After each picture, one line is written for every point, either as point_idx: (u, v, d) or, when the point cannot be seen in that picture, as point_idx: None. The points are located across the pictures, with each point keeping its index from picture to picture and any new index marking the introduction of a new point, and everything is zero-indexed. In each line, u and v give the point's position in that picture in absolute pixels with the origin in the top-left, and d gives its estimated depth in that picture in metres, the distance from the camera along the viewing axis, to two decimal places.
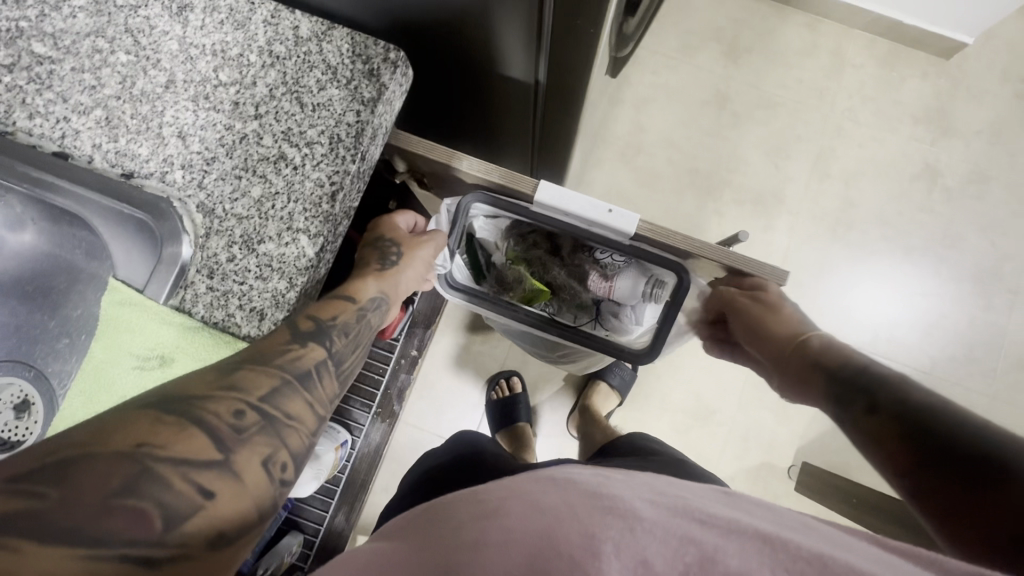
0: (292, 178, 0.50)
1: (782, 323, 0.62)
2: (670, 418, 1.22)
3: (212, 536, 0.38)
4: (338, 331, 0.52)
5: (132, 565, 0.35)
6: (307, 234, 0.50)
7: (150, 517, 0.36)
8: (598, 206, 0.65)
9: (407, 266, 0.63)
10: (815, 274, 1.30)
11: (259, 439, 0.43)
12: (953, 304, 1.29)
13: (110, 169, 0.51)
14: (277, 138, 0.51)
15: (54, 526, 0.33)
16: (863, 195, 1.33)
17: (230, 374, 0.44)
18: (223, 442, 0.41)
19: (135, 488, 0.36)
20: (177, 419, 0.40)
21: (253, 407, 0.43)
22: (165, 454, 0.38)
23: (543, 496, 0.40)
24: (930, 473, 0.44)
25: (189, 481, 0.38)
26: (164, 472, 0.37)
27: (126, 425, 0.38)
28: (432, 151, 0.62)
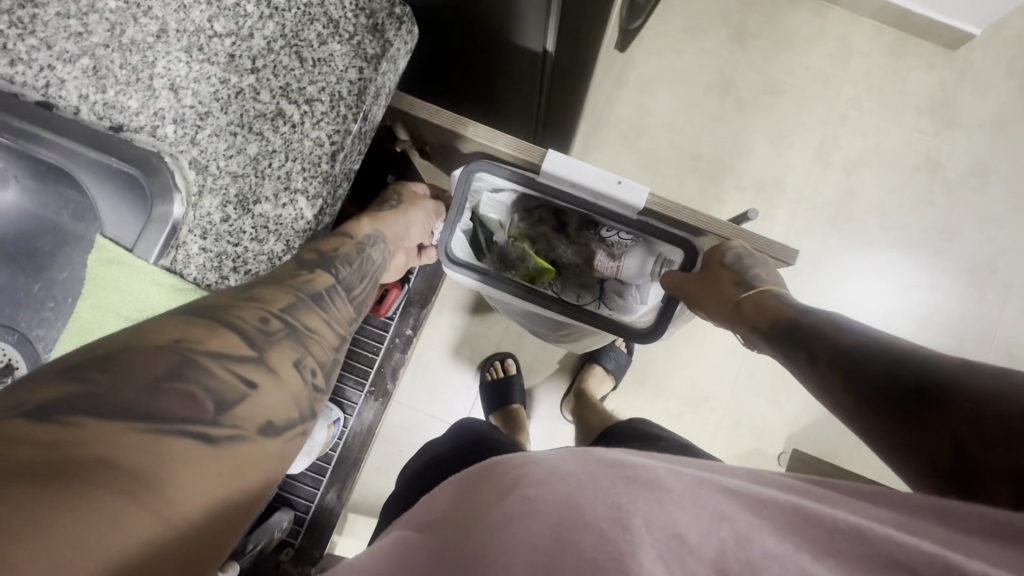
0: (290, 136, 0.48)
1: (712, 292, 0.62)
2: (664, 404, 1.22)
3: (261, 422, 0.40)
4: (346, 259, 0.53)
5: (194, 440, 0.36)
6: (305, 195, 0.48)
7: (201, 399, 0.38)
8: (606, 177, 0.63)
9: (408, 214, 0.67)
10: (813, 263, 1.29)
11: (288, 343, 0.45)
12: (949, 297, 1.29)
13: (98, 122, 0.48)
14: (274, 94, 0.48)
15: (113, 404, 0.34)
16: (865, 186, 1.32)
17: (248, 289, 0.45)
18: (255, 341, 0.43)
19: (180, 373, 0.38)
20: (209, 320, 0.41)
21: (276, 315, 0.45)
22: (202, 347, 0.40)
23: (560, 465, 0.39)
24: (882, 416, 0.46)
25: (230, 372, 0.40)
26: (204, 363, 0.39)
27: (159, 328, 0.40)
28: (437, 117, 0.59)
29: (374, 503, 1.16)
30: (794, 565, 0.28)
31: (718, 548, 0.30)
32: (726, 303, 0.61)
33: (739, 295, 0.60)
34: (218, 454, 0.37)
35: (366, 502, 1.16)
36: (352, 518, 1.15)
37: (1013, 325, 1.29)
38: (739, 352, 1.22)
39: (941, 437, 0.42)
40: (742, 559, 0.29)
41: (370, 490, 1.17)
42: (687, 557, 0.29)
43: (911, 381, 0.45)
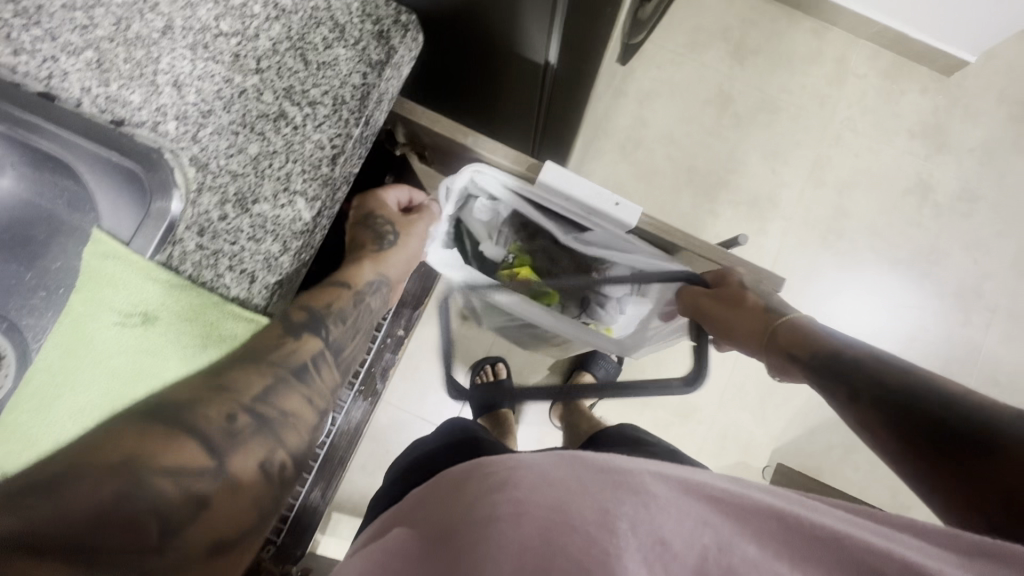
0: (291, 138, 0.48)
1: (744, 316, 0.61)
2: (652, 414, 1.23)
3: (213, 542, 0.40)
4: (340, 317, 0.53)
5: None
6: (304, 197, 0.48)
7: (144, 534, 0.37)
8: (605, 195, 0.63)
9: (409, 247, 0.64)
10: (803, 280, 1.31)
11: (255, 441, 0.44)
12: (934, 318, 1.31)
13: (98, 115, 0.48)
14: (278, 95, 0.49)
15: (51, 540, 0.34)
16: (856, 206, 1.34)
17: (221, 375, 0.44)
18: (216, 449, 0.42)
19: (125, 498, 0.37)
20: (165, 434, 0.40)
21: (245, 409, 0.44)
22: (155, 464, 0.39)
23: (550, 470, 0.39)
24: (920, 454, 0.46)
25: (178, 492, 0.39)
26: (151, 489, 0.38)
27: (113, 442, 0.39)
28: (437, 124, 0.61)
29: (358, 502, 1.16)
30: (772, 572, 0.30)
31: (701, 553, 0.31)
32: (759, 330, 0.60)
33: (773, 320, 0.60)
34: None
35: (350, 502, 1.16)
36: (335, 517, 1.15)
37: (996, 347, 1.31)
38: (727, 365, 1.23)
39: (991, 488, 0.42)
40: (723, 566, 0.30)
41: (355, 490, 1.16)
42: (670, 563, 0.30)
43: (962, 428, 0.44)
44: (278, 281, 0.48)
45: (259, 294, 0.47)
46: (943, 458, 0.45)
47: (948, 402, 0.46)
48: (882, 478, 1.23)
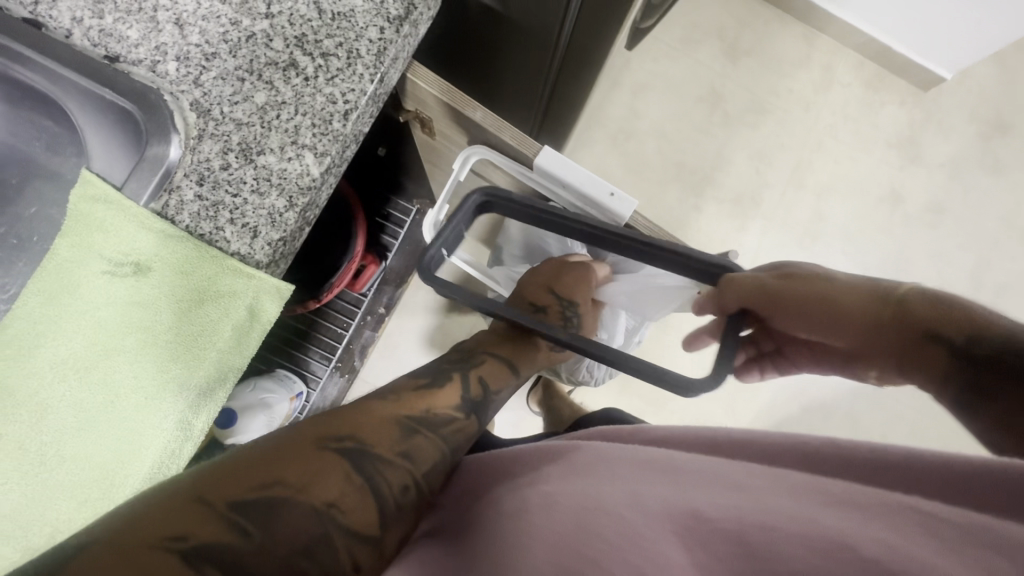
0: (302, 89, 0.46)
1: (841, 305, 0.47)
2: (627, 402, 1.25)
3: None
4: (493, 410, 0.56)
5: None
6: (313, 151, 0.46)
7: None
8: (602, 185, 0.63)
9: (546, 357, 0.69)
10: None
11: (405, 522, 0.40)
12: None
13: (91, 49, 0.45)
14: (288, 43, 0.46)
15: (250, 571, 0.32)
16: (832, 210, 1.38)
17: (405, 443, 0.43)
18: (384, 520, 0.39)
19: (312, 550, 0.35)
20: (362, 485, 0.39)
21: (416, 483, 0.42)
22: (344, 522, 0.37)
23: (580, 460, 0.41)
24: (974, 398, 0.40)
25: (349, 557, 0.36)
26: (337, 541, 0.36)
27: (325, 475, 0.37)
28: (448, 94, 0.58)
29: None
30: (812, 518, 0.28)
31: (735, 516, 0.30)
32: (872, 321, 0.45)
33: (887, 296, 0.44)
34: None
35: None
36: None
37: None
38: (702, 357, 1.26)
39: None
40: (760, 523, 0.29)
41: None
42: (703, 533, 0.30)
43: None
44: (282, 238, 0.45)
45: (260, 250, 0.44)
46: None
47: None
48: None
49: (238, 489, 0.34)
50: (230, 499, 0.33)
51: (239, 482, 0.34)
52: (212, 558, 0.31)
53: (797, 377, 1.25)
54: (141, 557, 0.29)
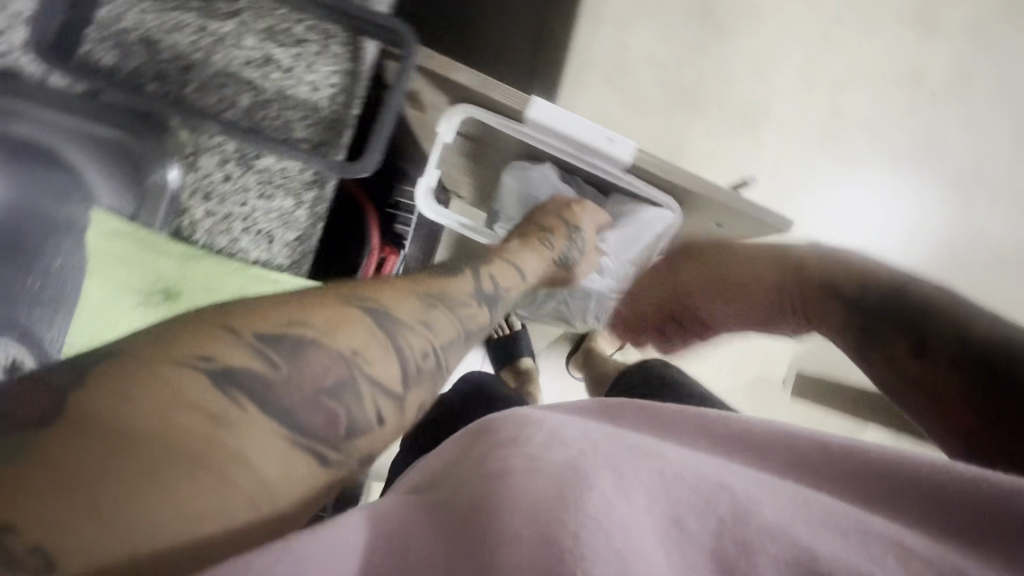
0: (285, 84, 0.45)
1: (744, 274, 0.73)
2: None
3: (363, 459, 0.37)
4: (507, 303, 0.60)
5: (316, 460, 0.34)
6: (310, 146, 0.46)
7: (338, 420, 0.36)
8: (598, 132, 0.61)
9: (535, 258, 0.69)
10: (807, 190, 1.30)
11: (423, 383, 0.43)
12: (938, 207, 1.32)
13: (71, 85, 0.44)
14: (260, 38, 0.45)
15: (282, 405, 0.34)
16: (851, 105, 1.30)
17: (427, 317, 0.45)
18: (406, 377, 0.41)
19: (338, 393, 0.36)
20: (386, 343, 0.40)
21: (434, 350, 0.44)
22: (367, 372, 0.38)
23: (562, 426, 0.39)
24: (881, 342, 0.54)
25: (375, 404, 0.38)
26: (362, 387, 0.37)
27: (350, 329, 0.39)
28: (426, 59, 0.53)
29: None
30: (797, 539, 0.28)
31: (718, 531, 0.29)
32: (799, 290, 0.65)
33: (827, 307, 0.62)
34: (330, 478, 0.35)
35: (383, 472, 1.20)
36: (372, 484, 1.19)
37: (1001, 227, 1.33)
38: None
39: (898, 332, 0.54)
40: (739, 539, 0.28)
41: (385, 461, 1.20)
42: (688, 544, 0.29)
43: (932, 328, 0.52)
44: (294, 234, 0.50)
45: (277, 248, 0.49)
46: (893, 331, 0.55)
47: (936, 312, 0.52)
48: None
49: (263, 325, 0.36)
50: (253, 331, 0.35)
51: (263, 320, 0.37)
52: (236, 382, 0.33)
53: None
54: (170, 375, 0.31)
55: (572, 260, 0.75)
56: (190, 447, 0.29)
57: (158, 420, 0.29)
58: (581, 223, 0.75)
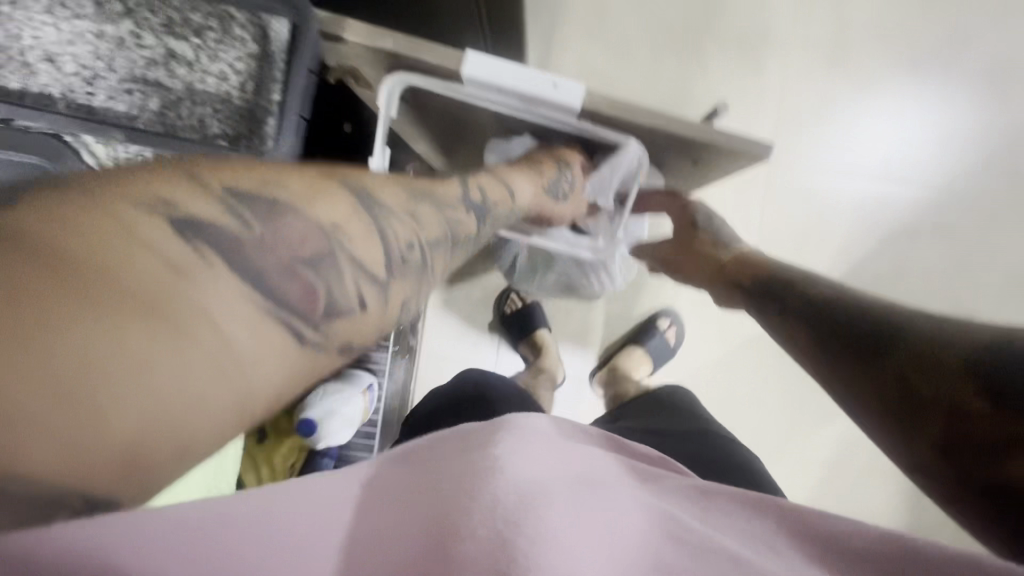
0: (193, 78, 0.54)
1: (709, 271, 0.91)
2: (673, 314, 1.35)
3: (342, 343, 0.40)
4: (494, 218, 0.65)
5: (289, 337, 0.36)
6: (226, 132, 0.54)
7: (317, 296, 0.38)
8: (542, 80, 0.62)
9: (526, 183, 0.76)
10: (820, 110, 1.30)
11: (408, 278, 0.46)
12: (966, 109, 1.31)
13: None
14: (160, 37, 0.53)
15: (250, 265, 0.35)
16: (857, 15, 1.30)
17: (414, 211, 0.49)
18: (389, 266, 0.44)
19: (318, 263, 0.38)
20: (368, 223, 0.43)
21: (419, 244, 0.48)
22: (349, 243, 0.41)
23: (540, 444, 0.41)
24: (838, 348, 0.59)
25: (355, 284, 0.41)
26: (344, 264, 0.40)
27: (334, 202, 0.42)
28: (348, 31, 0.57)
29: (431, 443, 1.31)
30: None
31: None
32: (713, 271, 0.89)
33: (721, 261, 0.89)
34: (298, 356, 0.37)
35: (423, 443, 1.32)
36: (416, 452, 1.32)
37: None
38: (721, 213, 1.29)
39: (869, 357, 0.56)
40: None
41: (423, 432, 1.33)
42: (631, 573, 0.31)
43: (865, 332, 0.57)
44: None
45: None
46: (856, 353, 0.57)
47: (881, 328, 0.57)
48: (935, 282, 1.30)
49: (234, 183, 0.38)
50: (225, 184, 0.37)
51: (236, 178, 0.38)
52: (203, 234, 0.34)
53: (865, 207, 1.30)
54: (127, 213, 0.32)
55: (557, 191, 0.82)
56: (154, 293, 0.30)
57: (122, 258, 0.30)
58: (568, 162, 0.85)
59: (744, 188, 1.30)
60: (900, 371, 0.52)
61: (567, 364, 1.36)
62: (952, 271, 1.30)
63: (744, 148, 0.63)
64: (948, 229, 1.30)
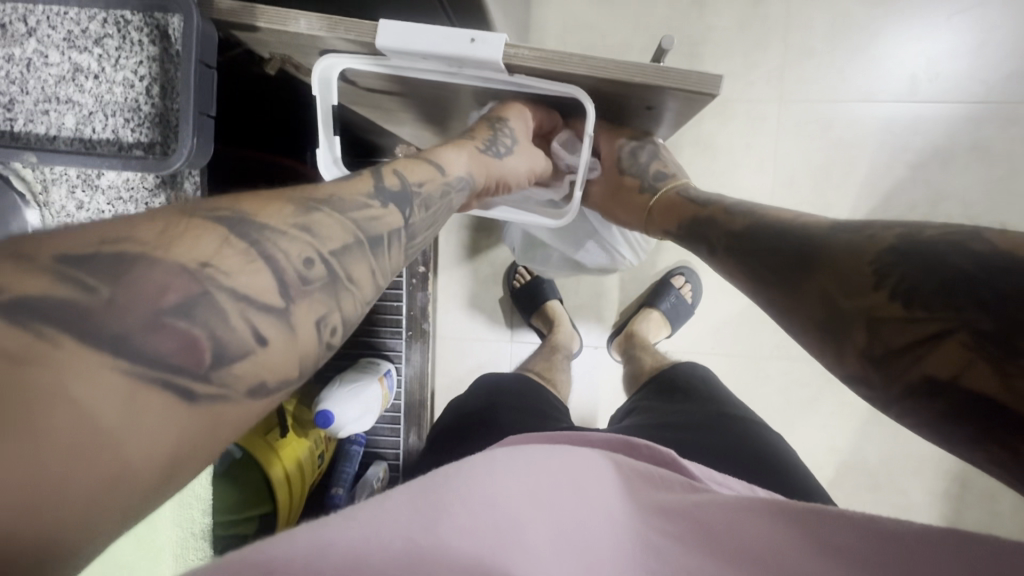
0: (99, 91, 0.55)
1: (633, 204, 0.89)
2: (695, 276, 1.28)
3: (253, 384, 0.37)
4: (422, 200, 0.58)
5: (178, 396, 0.33)
6: (138, 141, 0.55)
7: (200, 346, 0.34)
8: (461, 36, 0.59)
9: (460, 156, 0.70)
10: (831, 33, 1.19)
11: (319, 297, 0.42)
12: (1005, 9, 1.16)
13: None
14: (64, 52, 0.54)
15: (100, 334, 0.31)
16: None
17: (304, 222, 0.43)
18: (288, 288, 0.40)
19: (190, 312, 0.34)
20: (245, 248, 0.39)
21: (321, 258, 0.43)
22: (228, 282, 0.36)
23: (515, 470, 0.47)
24: (765, 274, 0.58)
25: (247, 322, 0.37)
26: (225, 302, 0.36)
27: (198, 238, 0.37)
28: (262, 18, 0.54)
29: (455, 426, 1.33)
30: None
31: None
32: (641, 212, 0.87)
33: (649, 202, 0.86)
34: (192, 414, 0.33)
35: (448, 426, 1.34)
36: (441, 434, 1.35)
37: None
38: (728, 159, 1.22)
39: (794, 273, 0.54)
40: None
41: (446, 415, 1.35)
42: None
43: (792, 243, 0.57)
44: None
45: None
46: (766, 265, 0.59)
47: (800, 237, 0.56)
48: (981, 211, 1.18)
49: (72, 249, 0.34)
50: (55, 253, 0.33)
51: (77, 242, 0.34)
52: (40, 315, 0.30)
53: (891, 132, 1.19)
54: None
55: (499, 150, 0.77)
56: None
57: None
58: (504, 118, 0.80)
59: (755, 129, 1.21)
60: (823, 287, 0.51)
61: (584, 332, 1.34)
62: (999, 197, 1.17)
63: (696, 87, 0.58)
64: (989, 143, 1.17)
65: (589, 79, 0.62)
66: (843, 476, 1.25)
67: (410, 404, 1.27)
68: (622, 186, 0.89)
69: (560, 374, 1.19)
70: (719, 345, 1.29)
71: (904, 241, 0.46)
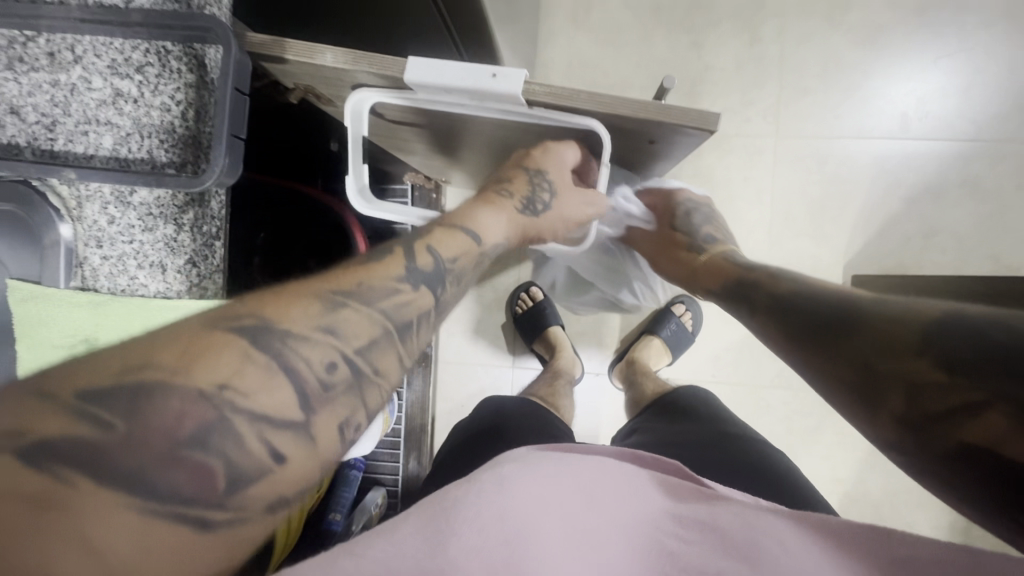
0: (137, 113, 0.58)
1: (683, 263, 0.93)
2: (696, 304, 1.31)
3: (267, 501, 0.40)
4: (454, 274, 0.61)
5: (191, 527, 0.36)
6: (172, 160, 0.58)
7: (213, 476, 0.37)
8: (481, 72, 0.62)
9: (495, 217, 0.73)
10: (825, 74, 1.24)
11: (343, 400, 0.45)
12: (989, 53, 1.21)
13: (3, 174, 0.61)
14: (106, 77, 0.57)
15: (121, 468, 0.35)
16: None
17: (330, 325, 0.46)
18: (309, 403, 0.42)
19: (203, 442, 0.37)
20: (266, 363, 0.41)
21: (348, 358, 0.46)
22: (246, 403, 0.39)
23: (535, 487, 0.48)
24: (801, 336, 0.61)
25: (262, 442, 0.40)
26: (241, 427, 0.39)
27: (217, 359, 0.40)
28: (291, 51, 0.58)
29: None
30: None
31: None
32: (686, 269, 0.92)
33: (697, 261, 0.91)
34: (208, 543, 0.37)
35: None
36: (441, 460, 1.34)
37: None
38: (728, 191, 1.25)
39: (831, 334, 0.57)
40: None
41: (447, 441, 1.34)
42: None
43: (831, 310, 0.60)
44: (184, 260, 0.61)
45: (171, 279, 0.61)
46: (803, 326, 0.62)
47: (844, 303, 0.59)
48: (975, 241, 1.21)
49: (91, 384, 0.37)
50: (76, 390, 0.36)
51: (97, 377, 0.38)
52: (62, 459, 0.34)
53: (886, 165, 1.23)
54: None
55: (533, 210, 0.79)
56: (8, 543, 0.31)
57: None
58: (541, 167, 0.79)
59: (753, 162, 1.25)
60: (862, 356, 0.53)
61: (585, 358, 1.35)
62: (992, 228, 1.20)
63: (698, 123, 0.61)
64: (978, 179, 1.21)
65: (594, 113, 0.65)
66: (846, 507, 1.24)
67: (410, 428, 1.26)
68: (675, 242, 0.94)
69: (564, 400, 1.18)
70: (720, 373, 1.29)
71: (945, 316, 0.49)
